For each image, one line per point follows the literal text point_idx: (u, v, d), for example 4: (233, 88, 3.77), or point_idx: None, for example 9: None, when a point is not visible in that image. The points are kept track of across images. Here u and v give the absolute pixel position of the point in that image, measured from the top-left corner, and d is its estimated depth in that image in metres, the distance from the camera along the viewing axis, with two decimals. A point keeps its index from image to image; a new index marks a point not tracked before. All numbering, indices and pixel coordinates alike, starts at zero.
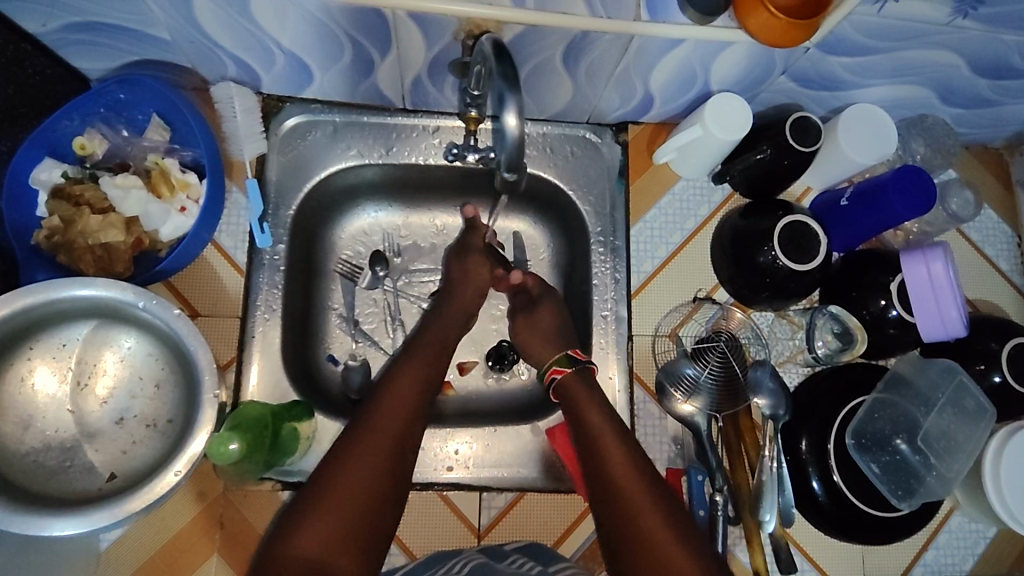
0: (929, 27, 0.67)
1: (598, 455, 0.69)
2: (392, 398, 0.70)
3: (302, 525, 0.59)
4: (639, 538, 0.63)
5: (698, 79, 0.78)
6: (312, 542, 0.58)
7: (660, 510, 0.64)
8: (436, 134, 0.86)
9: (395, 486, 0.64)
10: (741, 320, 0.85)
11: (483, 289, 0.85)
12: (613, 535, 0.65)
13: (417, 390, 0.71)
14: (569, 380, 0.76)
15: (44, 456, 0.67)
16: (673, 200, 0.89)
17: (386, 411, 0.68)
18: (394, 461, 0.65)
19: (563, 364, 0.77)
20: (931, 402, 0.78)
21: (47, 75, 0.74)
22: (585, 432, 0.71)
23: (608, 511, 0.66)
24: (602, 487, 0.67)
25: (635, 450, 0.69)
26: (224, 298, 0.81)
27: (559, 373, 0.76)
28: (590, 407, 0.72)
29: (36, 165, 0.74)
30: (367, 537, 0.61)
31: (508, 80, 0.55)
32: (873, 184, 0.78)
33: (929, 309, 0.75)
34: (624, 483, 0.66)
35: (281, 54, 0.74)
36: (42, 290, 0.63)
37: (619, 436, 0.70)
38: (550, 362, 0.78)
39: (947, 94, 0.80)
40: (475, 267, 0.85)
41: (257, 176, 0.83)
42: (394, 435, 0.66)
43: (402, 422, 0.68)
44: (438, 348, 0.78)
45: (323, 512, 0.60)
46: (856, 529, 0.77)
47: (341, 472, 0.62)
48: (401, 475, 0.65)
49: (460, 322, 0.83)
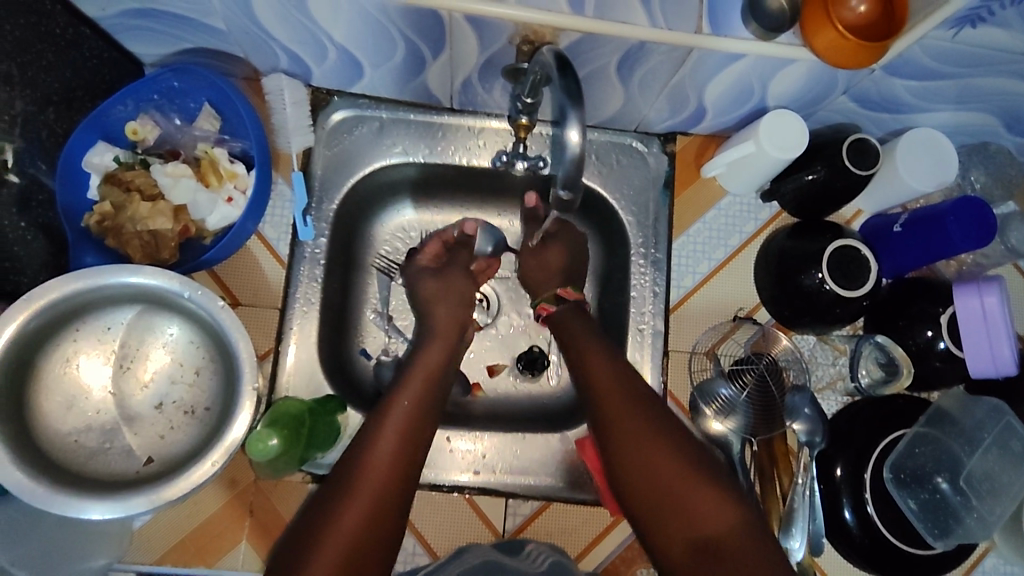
0: (1004, 55, 0.64)
1: (626, 444, 0.66)
2: (396, 403, 0.69)
3: (322, 533, 0.60)
4: (690, 522, 0.62)
5: (755, 94, 0.75)
6: (336, 549, 0.59)
7: (708, 493, 0.63)
8: (480, 135, 0.86)
9: (406, 485, 0.65)
10: (785, 346, 0.82)
11: (462, 292, 0.83)
12: (656, 533, 0.64)
13: (431, 387, 0.72)
14: (562, 316, 0.81)
15: (85, 437, 0.69)
16: (718, 215, 0.87)
17: (400, 409, 0.69)
18: (405, 461, 0.65)
19: (551, 302, 0.83)
20: (977, 441, 0.75)
21: (104, 58, 0.74)
22: (606, 425, 0.69)
23: (649, 509, 0.64)
24: (635, 484, 0.65)
25: (666, 433, 0.66)
26: (265, 290, 0.81)
27: (544, 311, 0.83)
28: (613, 396, 0.70)
29: (89, 148, 0.75)
30: (387, 531, 0.62)
31: (571, 94, 0.54)
32: (929, 212, 0.76)
33: (979, 342, 0.73)
34: (665, 476, 0.64)
35: (333, 48, 0.74)
36: (92, 275, 0.64)
37: (646, 424, 0.67)
38: (541, 298, 0.84)
39: (1013, 123, 0.77)
40: (448, 274, 0.84)
41: (302, 169, 0.83)
42: (405, 434, 0.67)
43: (410, 421, 0.68)
44: (446, 351, 0.77)
45: (336, 524, 0.60)
46: (887, 564, 0.76)
47: (357, 474, 0.63)
48: (411, 474, 0.66)
49: (454, 335, 0.79)
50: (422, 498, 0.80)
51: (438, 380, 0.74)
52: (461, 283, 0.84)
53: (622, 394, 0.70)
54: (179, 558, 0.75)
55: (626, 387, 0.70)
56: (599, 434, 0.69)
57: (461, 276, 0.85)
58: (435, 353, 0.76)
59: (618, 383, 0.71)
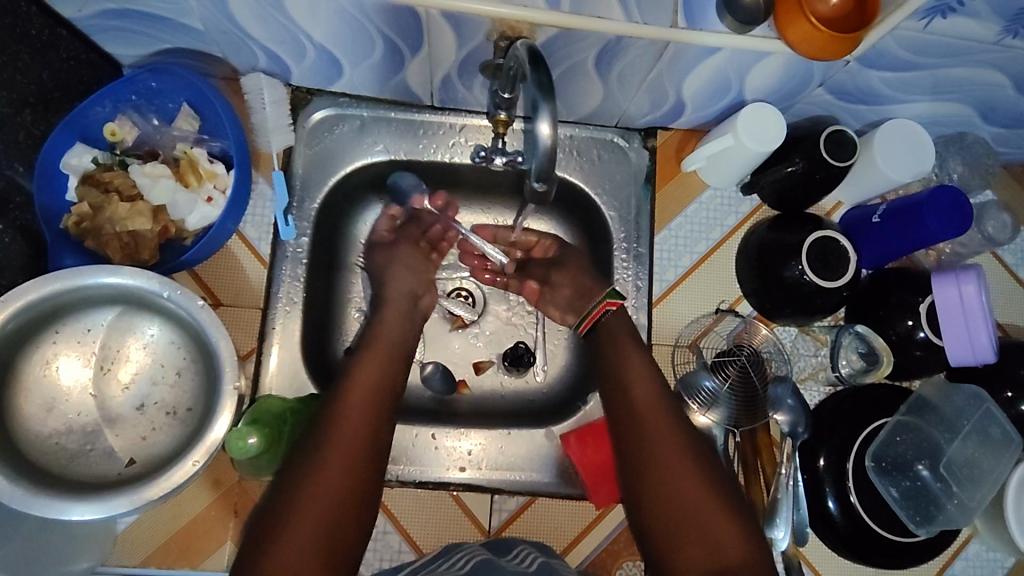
0: (976, 45, 0.65)
1: (645, 443, 0.67)
2: (353, 389, 0.68)
3: (277, 540, 0.58)
4: (694, 521, 0.63)
5: (733, 87, 0.76)
6: (299, 548, 0.57)
7: (714, 497, 0.64)
8: (461, 132, 0.86)
9: (369, 492, 0.63)
10: (765, 336, 0.84)
11: (417, 264, 0.85)
12: (662, 542, 0.64)
13: (387, 373, 0.72)
14: (615, 318, 0.77)
15: (66, 439, 0.68)
16: (699, 209, 0.88)
17: (357, 394, 0.68)
18: (362, 465, 0.63)
19: (618, 297, 0.78)
20: (957, 428, 0.76)
21: (81, 60, 0.74)
22: (632, 434, 0.68)
23: (656, 504, 0.65)
24: (651, 490, 0.66)
25: (682, 435, 0.68)
26: (246, 289, 0.81)
27: (614, 306, 0.77)
28: (643, 403, 0.69)
29: (67, 149, 0.75)
30: (355, 524, 0.61)
31: (543, 88, 0.54)
32: (908, 202, 0.76)
33: (958, 331, 0.74)
34: (684, 488, 0.64)
35: (311, 46, 0.74)
36: (70, 276, 0.64)
37: (672, 435, 0.67)
38: (603, 295, 0.78)
39: (988, 113, 0.78)
40: (401, 244, 0.85)
41: (283, 168, 0.84)
42: (358, 439, 0.64)
43: (366, 421, 0.66)
44: (390, 348, 0.75)
45: (302, 512, 0.59)
46: (870, 552, 0.76)
47: (311, 479, 0.61)
48: (374, 472, 0.64)
49: (405, 307, 0.80)
50: (408, 496, 0.80)
51: (388, 379, 0.71)
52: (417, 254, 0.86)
53: (658, 400, 0.70)
54: (163, 560, 0.75)
55: (655, 390, 0.70)
56: (619, 430, 0.70)
57: (416, 249, 0.86)
58: (382, 344, 0.74)
59: (658, 396, 0.70)
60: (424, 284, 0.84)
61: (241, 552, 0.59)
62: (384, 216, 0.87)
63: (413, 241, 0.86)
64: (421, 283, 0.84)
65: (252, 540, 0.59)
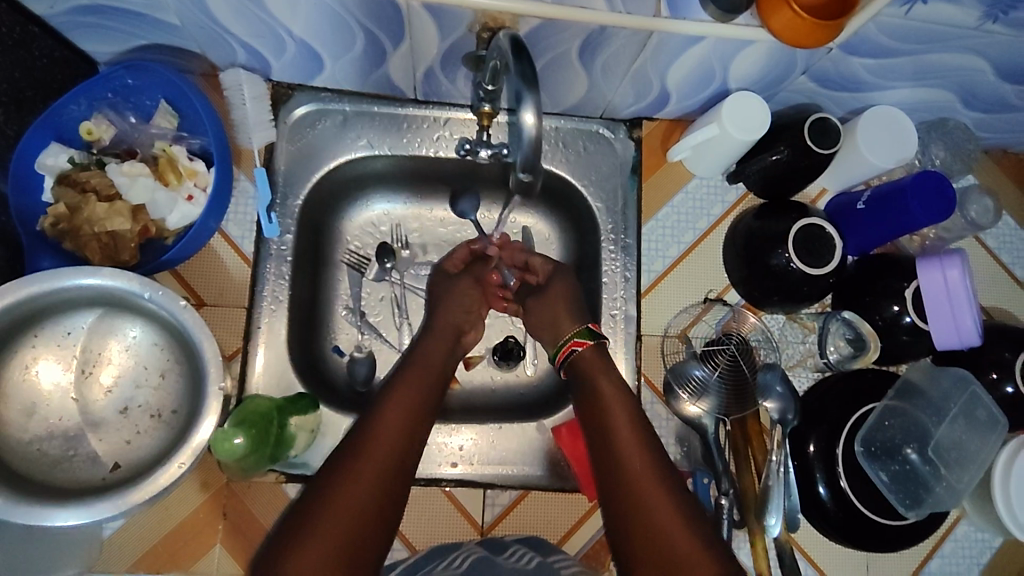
0: (957, 31, 0.65)
1: (614, 445, 0.69)
2: (395, 399, 0.70)
3: (303, 536, 0.59)
4: (651, 525, 0.64)
5: (716, 76, 0.76)
6: (325, 547, 0.59)
7: (674, 504, 0.65)
8: (446, 125, 0.85)
9: (377, 531, 0.62)
10: (753, 324, 0.84)
11: (473, 296, 0.85)
12: (623, 538, 0.65)
13: (427, 387, 0.74)
14: (588, 354, 0.77)
15: (48, 444, 0.67)
16: (685, 198, 0.88)
17: (399, 403, 0.70)
18: (393, 474, 0.65)
19: (586, 337, 0.77)
20: (944, 411, 0.77)
21: (55, 58, 0.73)
22: (603, 435, 0.70)
23: (621, 503, 0.66)
24: (639, 539, 0.64)
25: (650, 443, 0.69)
26: (231, 289, 0.80)
27: (580, 345, 0.77)
28: (626, 448, 0.69)
29: (42, 149, 0.73)
30: (379, 529, 0.62)
31: (526, 78, 0.53)
32: (892, 188, 0.77)
33: (944, 316, 0.74)
34: (673, 537, 0.63)
35: (291, 41, 0.73)
36: (48, 279, 0.62)
37: (656, 480, 0.66)
38: (571, 334, 0.78)
39: (969, 99, 0.78)
40: (465, 278, 0.86)
41: (265, 165, 0.82)
42: (391, 447, 0.66)
43: (403, 429, 0.68)
44: (434, 368, 0.77)
45: (332, 512, 0.60)
46: (860, 536, 0.76)
47: (343, 482, 0.62)
48: (403, 479, 0.65)
49: (449, 341, 0.81)
50: None
51: (426, 393, 0.73)
52: (475, 287, 0.85)
53: (629, 403, 0.72)
54: (152, 565, 0.74)
55: (628, 398, 0.72)
56: (591, 432, 0.72)
57: (474, 289, 0.85)
58: (427, 361, 0.77)
59: (628, 401, 0.72)
60: (473, 320, 0.85)
61: (271, 546, 0.61)
62: (462, 248, 0.88)
63: (473, 275, 0.86)
64: (472, 319, 0.84)
65: (283, 531, 0.61)
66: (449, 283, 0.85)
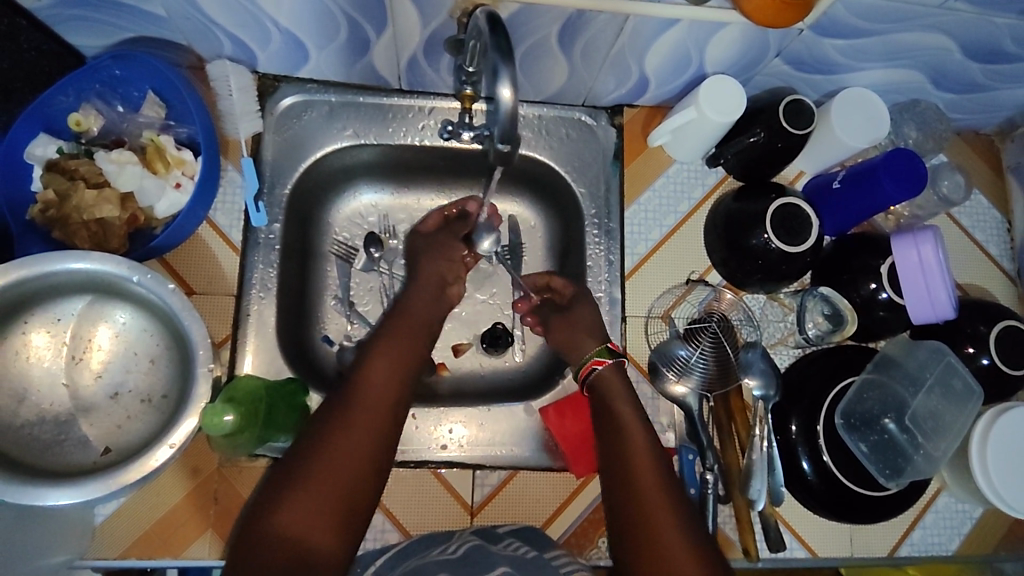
0: (922, 10, 0.67)
1: (620, 441, 0.71)
2: (383, 352, 0.71)
3: (294, 485, 0.60)
4: (647, 518, 0.64)
5: (693, 61, 0.78)
6: (322, 502, 0.60)
7: (669, 499, 0.66)
8: (430, 114, 0.87)
9: (368, 495, 0.63)
10: (732, 301, 0.86)
11: (451, 253, 0.85)
12: (621, 532, 0.66)
13: (417, 344, 0.75)
14: (609, 374, 0.76)
15: (39, 429, 0.67)
16: (667, 182, 0.89)
17: (388, 356, 0.71)
18: (382, 432, 0.66)
19: (606, 355, 0.77)
20: (920, 381, 0.79)
21: (43, 50, 0.74)
22: (613, 430, 0.72)
23: (622, 497, 0.67)
24: (637, 539, 0.64)
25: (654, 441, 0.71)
26: (219, 277, 0.81)
27: (601, 364, 0.77)
28: (641, 463, 0.68)
29: (31, 139, 0.74)
30: (370, 491, 0.63)
31: (502, 52, 0.55)
32: (864, 167, 0.79)
33: (918, 289, 0.76)
34: (670, 540, 0.63)
35: (276, 31, 0.74)
36: (37, 263, 0.63)
37: (664, 497, 0.66)
38: (592, 354, 0.78)
39: (939, 79, 0.81)
40: (445, 233, 0.87)
41: (252, 155, 0.83)
42: (382, 402, 0.67)
43: (393, 384, 0.69)
44: (418, 320, 0.78)
45: (326, 468, 0.61)
46: (844, 509, 0.78)
47: (336, 434, 0.63)
48: (392, 435, 0.66)
49: (433, 290, 0.81)
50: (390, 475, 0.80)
51: (416, 350, 0.74)
52: (455, 244, 0.86)
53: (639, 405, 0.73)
54: (143, 551, 0.74)
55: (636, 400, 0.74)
56: (600, 429, 0.73)
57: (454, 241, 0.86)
58: (413, 314, 0.78)
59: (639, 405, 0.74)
60: (456, 273, 0.85)
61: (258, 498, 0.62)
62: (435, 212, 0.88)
63: (454, 232, 0.87)
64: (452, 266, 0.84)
65: (273, 482, 0.62)
66: (425, 241, 0.86)
